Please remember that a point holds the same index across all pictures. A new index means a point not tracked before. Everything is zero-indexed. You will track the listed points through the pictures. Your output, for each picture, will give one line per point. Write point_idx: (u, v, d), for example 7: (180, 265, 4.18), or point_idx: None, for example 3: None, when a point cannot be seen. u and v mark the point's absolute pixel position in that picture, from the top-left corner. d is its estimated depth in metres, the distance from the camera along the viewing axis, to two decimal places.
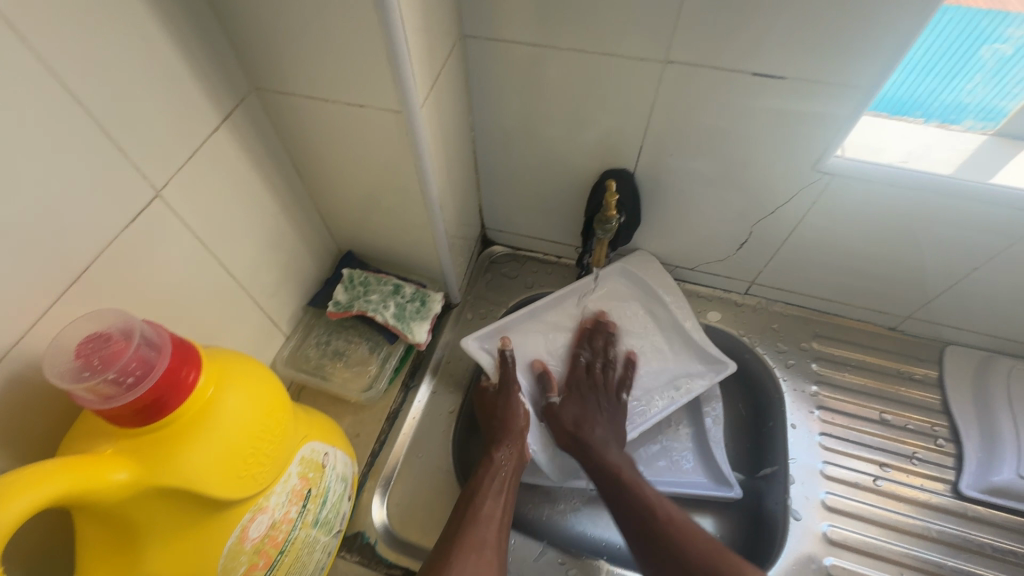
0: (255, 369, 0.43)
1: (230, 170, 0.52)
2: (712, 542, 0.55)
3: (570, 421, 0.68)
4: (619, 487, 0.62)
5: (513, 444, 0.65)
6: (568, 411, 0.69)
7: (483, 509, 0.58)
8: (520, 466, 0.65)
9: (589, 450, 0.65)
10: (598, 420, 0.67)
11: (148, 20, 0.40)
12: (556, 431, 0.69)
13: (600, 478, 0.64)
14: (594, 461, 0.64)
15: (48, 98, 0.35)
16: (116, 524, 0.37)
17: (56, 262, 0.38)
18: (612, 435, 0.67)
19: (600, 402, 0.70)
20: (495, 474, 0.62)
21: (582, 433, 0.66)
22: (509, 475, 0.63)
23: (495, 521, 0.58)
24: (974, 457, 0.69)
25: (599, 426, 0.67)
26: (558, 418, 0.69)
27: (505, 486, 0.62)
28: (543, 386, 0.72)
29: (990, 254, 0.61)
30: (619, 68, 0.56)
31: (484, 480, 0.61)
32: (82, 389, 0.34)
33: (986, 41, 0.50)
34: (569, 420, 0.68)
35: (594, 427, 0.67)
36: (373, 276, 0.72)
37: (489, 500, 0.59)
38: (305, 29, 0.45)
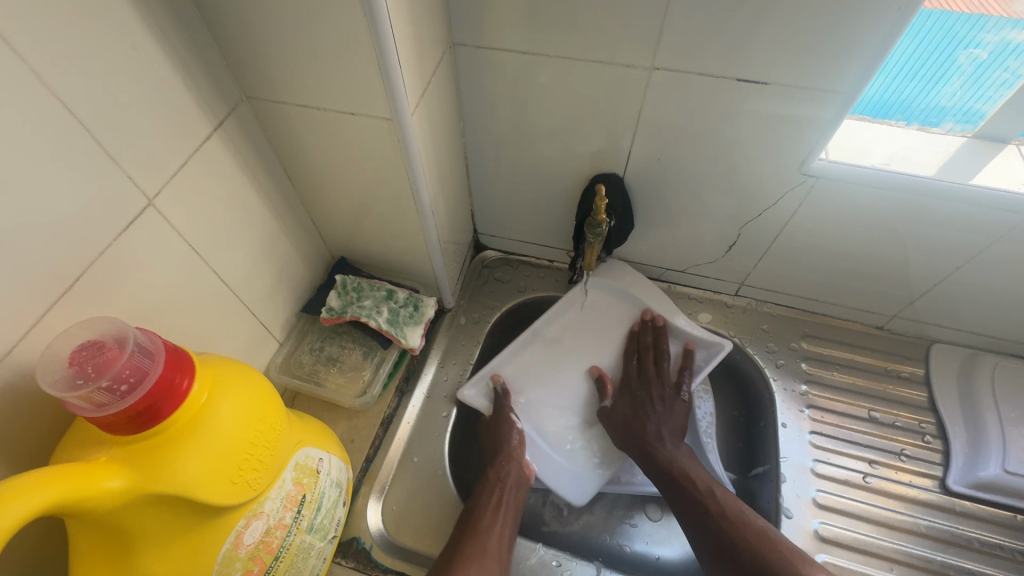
0: (248, 375, 0.43)
1: (223, 179, 0.52)
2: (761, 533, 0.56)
3: (621, 421, 0.70)
4: (671, 483, 0.63)
5: (511, 456, 0.66)
6: (621, 410, 0.71)
7: (483, 522, 0.59)
8: (523, 478, 0.65)
9: (645, 450, 0.66)
10: (649, 417, 0.68)
11: (139, 29, 0.40)
12: (614, 435, 0.70)
13: (654, 472, 0.65)
14: (647, 459, 0.66)
15: (43, 110, 0.36)
16: (111, 532, 0.37)
17: (49, 271, 0.39)
18: (665, 429, 0.68)
19: (652, 397, 0.70)
20: (492, 489, 0.63)
21: (634, 430, 0.68)
22: (511, 488, 0.64)
23: (497, 533, 0.58)
24: (960, 453, 0.70)
25: (652, 420, 0.68)
26: (612, 422, 0.71)
27: (505, 500, 0.62)
28: (600, 390, 0.74)
29: (971, 253, 0.63)
30: (606, 75, 0.57)
31: (488, 494, 0.62)
32: (76, 397, 0.34)
33: (962, 46, 0.51)
34: (620, 420, 0.70)
35: (646, 424, 0.68)
36: (366, 282, 0.73)
37: (488, 513, 0.60)
38: (297, 39, 0.45)
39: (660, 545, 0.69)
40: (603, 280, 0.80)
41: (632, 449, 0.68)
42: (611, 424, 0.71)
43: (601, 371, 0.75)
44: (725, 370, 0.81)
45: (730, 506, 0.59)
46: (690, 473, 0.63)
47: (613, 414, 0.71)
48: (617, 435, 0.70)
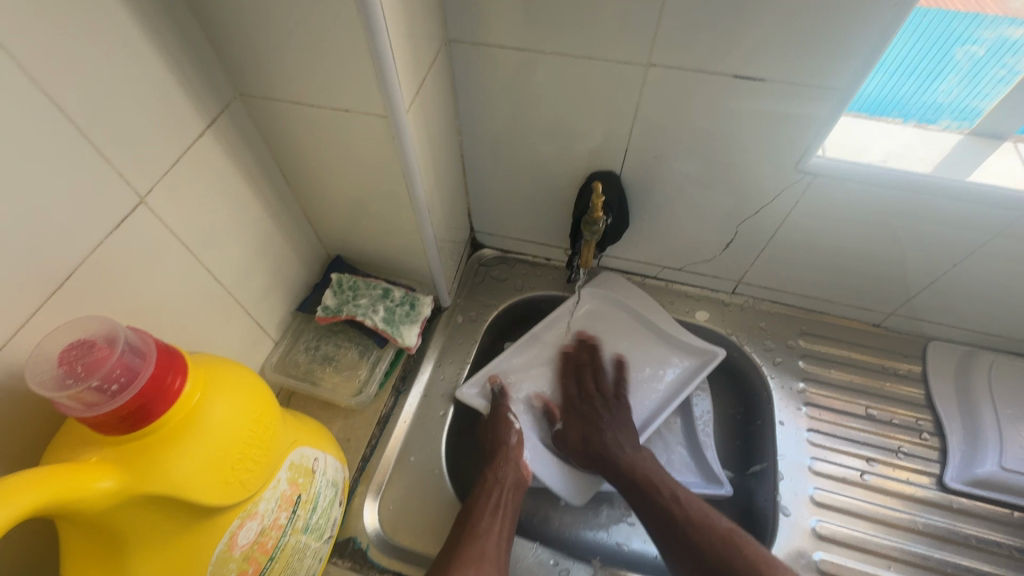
0: (242, 374, 0.43)
1: (216, 176, 0.52)
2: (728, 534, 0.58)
3: (579, 439, 0.69)
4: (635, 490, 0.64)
5: (508, 459, 0.66)
6: (573, 431, 0.71)
7: (480, 524, 0.59)
8: (520, 481, 0.65)
9: (604, 459, 0.67)
10: (605, 427, 0.69)
11: (130, 25, 0.40)
12: (574, 454, 0.70)
13: (617, 484, 0.65)
14: (608, 470, 0.66)
15: (32, 107, 0.35)
16: (103, 532, 0.37)
17: (40, 268, 0.38)
18: (622, 436, 0.68)
19: (598, 408, 0.71)
20: (491, 491, 0.62)
21: (592, 443, 0.68)
22: (507, 490, 0.64)
23: (493, 535, 0.58)
24: (957, 450, 0.70)
25: (608, 429, 0.69)
26: (569, 442, 0.70)
27: (502, 503, 0.62)
28: (548, 416, 0.74)
29: (968, 250, 0.62)
30: (603, 71, 0.56)
31: (484, 497, 0.62)
32: (65, 397, 0.33)
33: (959, 43, 0.51)
34: (576, 439, 0.70)
35: (603, 435, 0.68)
36: (362, 280, 0.72)
37: (486, 516, 0.60)
38: (290, 35, 0.45)
39: None
40: (603, 290, 0.81)
41: (595, 465, 0.67)
42: (567, 444, 0.71)
43: (543, 398, 0.75)
44: (721, 369, 0.82)
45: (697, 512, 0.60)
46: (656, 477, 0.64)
47: (566, 434, 0.71)
48: (574, 453, 0.70)
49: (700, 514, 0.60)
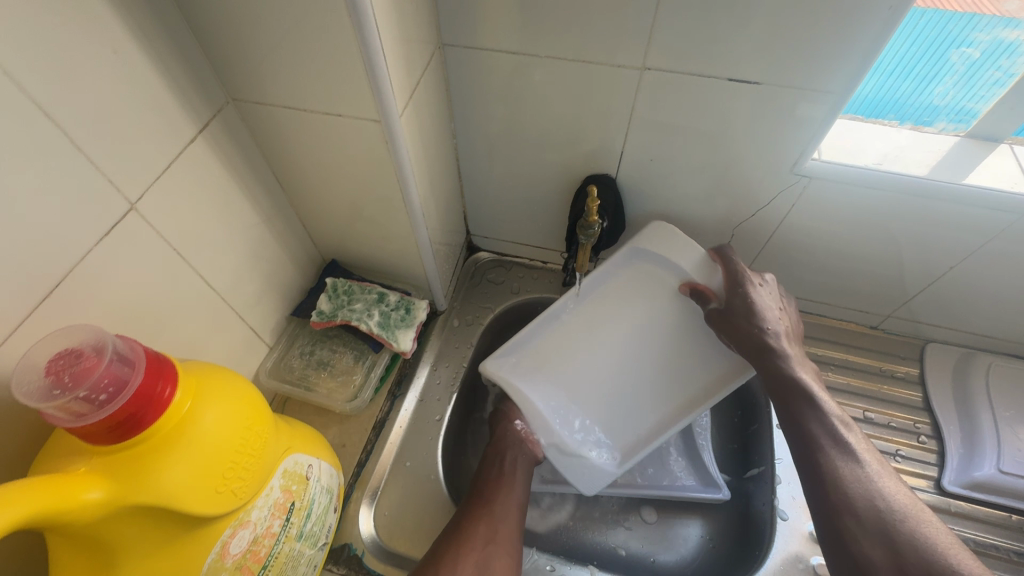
0: (233, 381, 0.43)
1: (208, 181, 0.51)
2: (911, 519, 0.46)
3: (735, 334, 0.60)
4: (795, 416, 0.55)
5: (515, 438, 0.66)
6: (743, 309, 0.60)
7: (488, 495, 0.60)
8: (528, 457, 0.65)
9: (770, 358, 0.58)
10: (767, 325, 0.60)
11: (120, 31, 0.40)
12: (727, 336, 0.61)
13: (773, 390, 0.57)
14: (767, 371, 0.58)
15: (21, 115, 0.35)
16: (92, 543, 0.36)
17: (26, 277, 0.38)
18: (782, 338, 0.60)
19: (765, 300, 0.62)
20: (497, 463, 0.64)
21: (756, 336, 0.59)
22: (515, 462, 0.64)
23: (502, 504, 0.60)
24: (955, 453, 0.70)
25: (769, 338, 0.59)
26: (731, 318, 0.60)
27: (510, 475, 0.63)
28: (700, 297, 0.64)
29: (964, 252, 0.62)
30: (598, 75, 0.56)
31: (492, 471, 0.63)
32: (53, 407, 0.33)
33: (955, 45, 0.51)
34: (744, 323, 0.60)
35: (767, 334, 0.59)
36: (357, 285, 0.72)
37: (494, 485, 0.62)
38: (282, 39, 0.45)
39: (656, 548, 0.70)
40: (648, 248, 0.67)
41: (755, 359, 0.59)
42: (722, 323, 0.61)
43: (691, 282, 0.66)
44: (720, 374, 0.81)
45: (871, 470, 0.49)
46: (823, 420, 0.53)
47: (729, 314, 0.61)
48: (730, 338, 0.61)
49: (876, 477, 0.49)
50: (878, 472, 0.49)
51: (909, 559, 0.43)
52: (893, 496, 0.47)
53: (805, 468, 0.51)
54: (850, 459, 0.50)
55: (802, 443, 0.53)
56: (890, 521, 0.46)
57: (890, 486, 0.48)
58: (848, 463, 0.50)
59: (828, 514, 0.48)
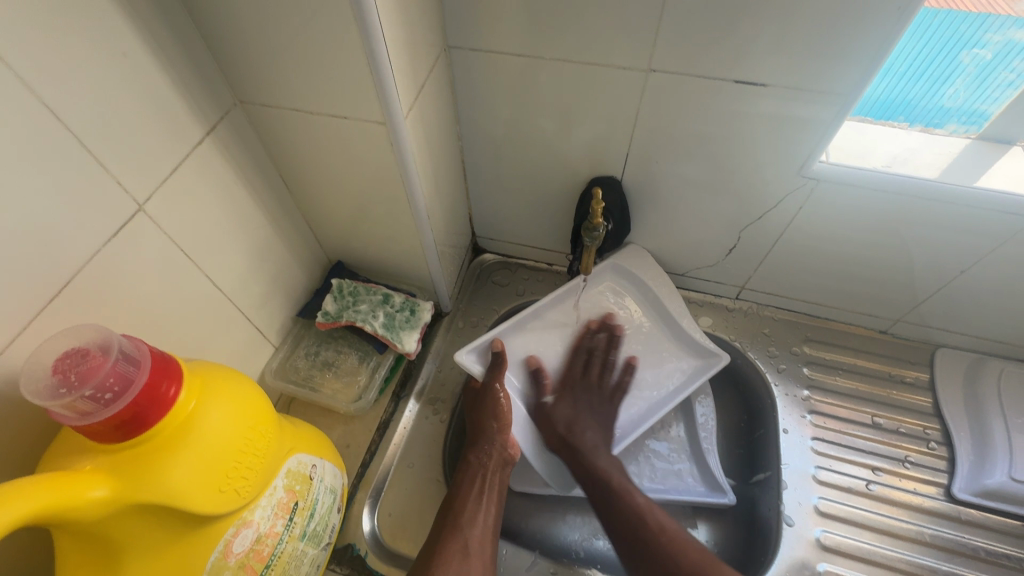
0: (237, 381, 0.43)
1: (215, 183, 0.52)
2: (703, 554, 0.55)
3: (562, 423, 0.68)
4: (608, 494, 0.63)
5: (495, 438, 0.64)
6: (562, 409, 0.70)
7: (465, 514, 0.58)
8: (507, 458, 0.64)
9: (580, 456, 0.65)
10: (587, 425, 0.68)
11: (129, 35, 0.40)
12: (545, 433, 0.69)
13: (588, 484, 0.64)
14: (579, 466, 0.65)
15: (32, 118, 0.36)
16: (97, 540, 0.37)
17: (37, 277, 0.38)
18: (597, 434, 0.68)
19: (591, 400, 0.71)
20: (473, 477, 0.62)
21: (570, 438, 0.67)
22: (492, 473, 0.63)
23: (480, 524, 0.58)
24: (966, 460, 0.68)
25: (591, 430, 0.68)
26: (551, 417, 0.69)
27: (487, 485, 0.61)
28: (538, 383, 0.71)
29: (976, 255, 0.61)
30: (602, 77, 0.56)
31: (468, 486, 0.61)
32: (59, 405, 0.33)
33: (966, 46, 0.50)
34: (561, 421, 0.68)
35: (584, 433, 0.67)
36: (362, 286, 0.72)
37: (469, 504, 0.59)
38: (287, 42, 0.45)
39: None
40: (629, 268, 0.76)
41: (568, 456, 0.66)
42: (545, 420, 0.69)
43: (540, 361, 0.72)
44: (725, 376, 0.81)
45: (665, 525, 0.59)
46: (629, 491, 0.62)
47: (554, 409, 0.70)
48: (546, 434, 0.69)
49: (678, 536, 0.58)
50: (673, 532, 0.58)
51: None
52: (686, 549, 0.56)
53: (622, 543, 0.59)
54: (651, 521, 0.59)
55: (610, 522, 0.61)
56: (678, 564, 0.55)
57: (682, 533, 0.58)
58: (648, 522, 0.59)
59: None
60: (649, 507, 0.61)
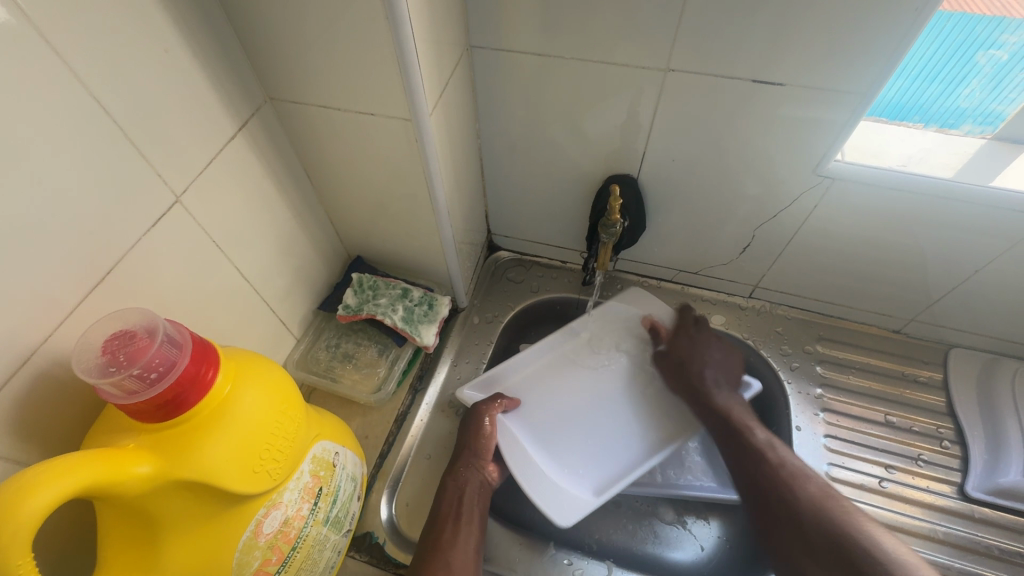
0: (269, 368, 0.45)
1: (246, 178, 0.54)
2: (818, 491, 0.57)
3: (682, 365, 0.72)
4: (732, 432, 0.65)
5: (474, 464, 0.64)
6: (678, 354, 0.73)
7: (446, 539, 0.57)
8: (486, 483, 0.64)
9: (699, 393, 0.69)
10: (707, 362, 0.72)
11: (170, 33, 0.42)
12: (668, 376, 0.73)
13: (714, 424, 0.67)
14: (705, 403, 0.69)
15: (82, 111, 0.37)
16: (138, 516, 0.38)
17: (84, 263, 0.40)
18: (721, 373, 0.72)
19: (709, 341, 0.74)
20: (451, 498, 0.61)
21: (692, 375, 0.71)
22: (473, 494, 0.62)
23: (462, 546, 0.57)
24: (979, 458, 0.69)
25: (710, 366, 0.72)
26: (671, 361, 0.73)
27: (467, 506, 0.61)
28: (655, 335, 0.76)
29: (991, 254, 0.62)
30: (621, 76, 0.57)
31: (449, 511, 0.60)
32: (107, 383, 0.35)
33: (981, 47, 0.51)
34: (678, 365, 0.73)
35: (704, 368, 0.71)
36: (382, 280, 0.74)
37: (450, 525, 0.59)
38: (318, 41, 0.47)
39: (672, 547, 0.69)
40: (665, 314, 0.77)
41: (688, 391, 0.71)
42: (666, 366, 0.74)
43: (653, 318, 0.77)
44: None
45: (791, 472, 0.60)
46: (751, 431, 0.65)
47: (671, 356, 0.74)
48: (669, 376, 0.73)
49: (796, 472, 0.60)
50: (796, 465, 0.61)
51: (813, 529, 0.54)
52: (806, 482, 0.58)
53: (747, 483, 0.61)
54: (771, 457, 0.61)
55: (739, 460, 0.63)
56: (800, 509, 0.56)
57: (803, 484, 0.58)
58: (773, 471, 0.60)
59: (769, 522, 0.58)
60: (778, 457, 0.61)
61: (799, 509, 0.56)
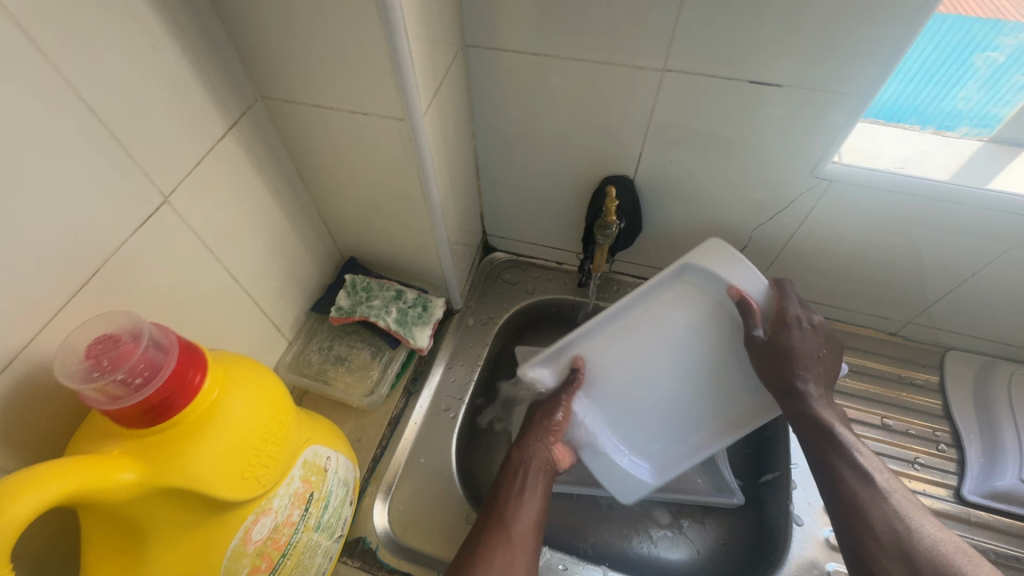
0: (259, 371, 0.44)
1: (236, 177, 0.53)
2: (941, 538, 0.48)
3: (780, 362, 0.58)
4: (822, 445, 0.56)
5: (544, 438, 0.64)
6: (779, 351, 0.57)
7: (510, 505, 0.58)
8: (552, 463, 0.64)
9: (793, 396, 0.58)
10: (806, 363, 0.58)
11: (158, 29, 0.41)
12: (761, 368, 0.59)
13: (802, 433, 0.57)
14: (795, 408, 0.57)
15: (64, 109, 0.36)
16: (123, 523, 0.37)
17: (66, 265, 0.39)
18: (818, 376, 0.59)
19: (809, 343, 0.58)
20: (517, 471, 0.62)
21: (786, 375, 0.58)
22: (536, 470, 0.63)
23: (525, 513, 0.58)
24: (976, 462, 0.69)
25: (810, 368, 0.58)
26: (768, 355, 0.58)
27: (529, 479, 0.61)
28: (746, 314, 0.57)
29: (988, 257, 0.62)
30: (618, 76, 0.57)
31: (517, 476, 0.61)
32: (92, 389, 0.35)
33: (978, 49, 0.51)
34: (777, 362, 0.58)
35: (804, 371, 0.58)
36: (375, 281, 0.73)
37: (512, 497, 0.59)
38: (309, 38, 0.46)
39: (669, 551, 0.69)
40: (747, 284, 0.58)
41: (781, 390, 0.58)
42: (764, 358, 0.58)
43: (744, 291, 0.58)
44: None
45: (895, 502, 0.51)
46: (851, 452, 0.55)
47: (773, 349, 0.57)
48: (761, 369, 0.59)
49: (903, 505, 0.50)
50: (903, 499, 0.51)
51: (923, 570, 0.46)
52: (917, 523, 0.49)
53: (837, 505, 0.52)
54: (877, 482, 0.52)
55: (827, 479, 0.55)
56: (912, 542, 0.47)
57: (919, 524, 0.49)
58: (878, 500, 0.51)
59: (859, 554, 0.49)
60: (890, 489, 0.52)
61: (907, 545, 0.47)
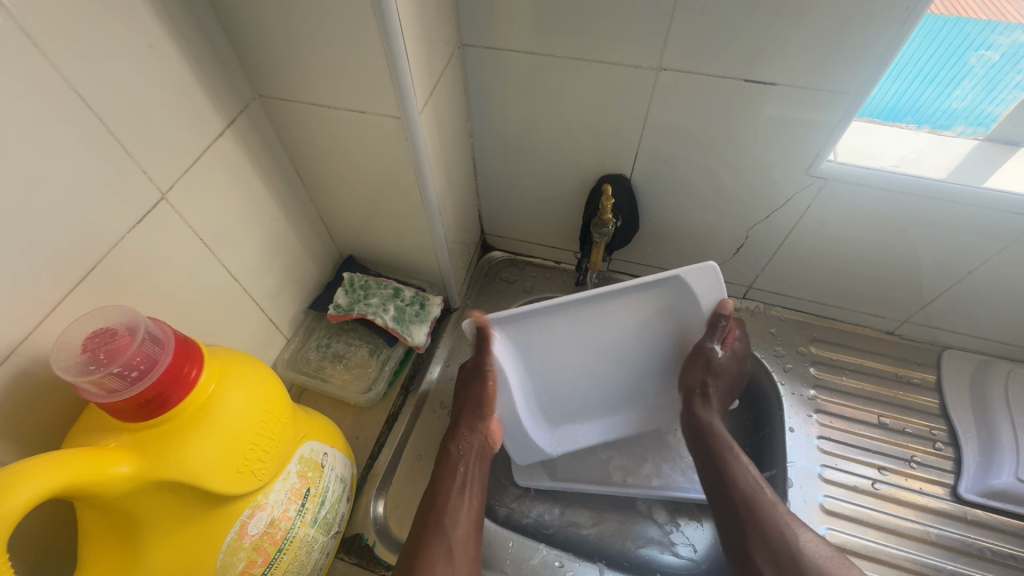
0: (255, 367, 0.44)
1: (233, 175, 0.53)
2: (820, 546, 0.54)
3: (702, 375, 0.65)
4: (714, 455, 0.62)
5: (476, 427, 0.63)
6: (722, 369, 0.65)
7: (449, 510, 0.58)
8: (486, 448, 0.64)
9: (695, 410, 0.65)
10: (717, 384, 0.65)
11: (155, 29, 0.42)
12: (687, 371, 0.65)
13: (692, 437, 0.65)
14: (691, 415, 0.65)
15: (63, 106, 0.37)
16: (119, 516, 0.37)
17: (66, 260, 0.40)
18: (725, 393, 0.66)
19: (731, 370, 0.66)
20: (454, 471, 0.61)
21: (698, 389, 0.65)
22: (473, 463, 0.62)
23: (463, 518, 0.58)
24: (972, 460, 0.69)
25: (718, 385, 0.65)
26: (712, 367, 0.64)
27: (468, 478, 0.61)
28: (716, 325, 0.62)
29: (984, 256, 0.62)
30: (612, 75, 0.57)
31: (454, 478, 0.61)
32: (88, 381, 0.35)
33: (973, 48, 0.51)
34: (704, 377, 0.64)
35: (712, 386, 0.65)
36: (373, 280, 0.73)
37: (451, 500, 0.59)
38: (305, 36, 0.46)
39: (665, 549, 0.69)
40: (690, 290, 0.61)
41: (690, 397, 0.65)
42: (698, 363, 0.64)
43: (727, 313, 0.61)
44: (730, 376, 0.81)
45: (777, 509, 0.57)
46: (743, 468, 0.60)
47: (715, 364, 0.64)
48: (686, 369, 0.66)
49: (787, 516, 0.56)
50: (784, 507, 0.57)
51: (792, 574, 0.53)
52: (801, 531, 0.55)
53: (727, 509, 0.58)
54: (765, 494, 0.58)
55: (717, 484, 0.60)
56: (793, 547, 0.54)
57: (799, 532, 0.55)
58: (766, 506, 0.57)
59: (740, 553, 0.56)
60: (762, 492, 0.58)
61: (793, 552, 0.54)
